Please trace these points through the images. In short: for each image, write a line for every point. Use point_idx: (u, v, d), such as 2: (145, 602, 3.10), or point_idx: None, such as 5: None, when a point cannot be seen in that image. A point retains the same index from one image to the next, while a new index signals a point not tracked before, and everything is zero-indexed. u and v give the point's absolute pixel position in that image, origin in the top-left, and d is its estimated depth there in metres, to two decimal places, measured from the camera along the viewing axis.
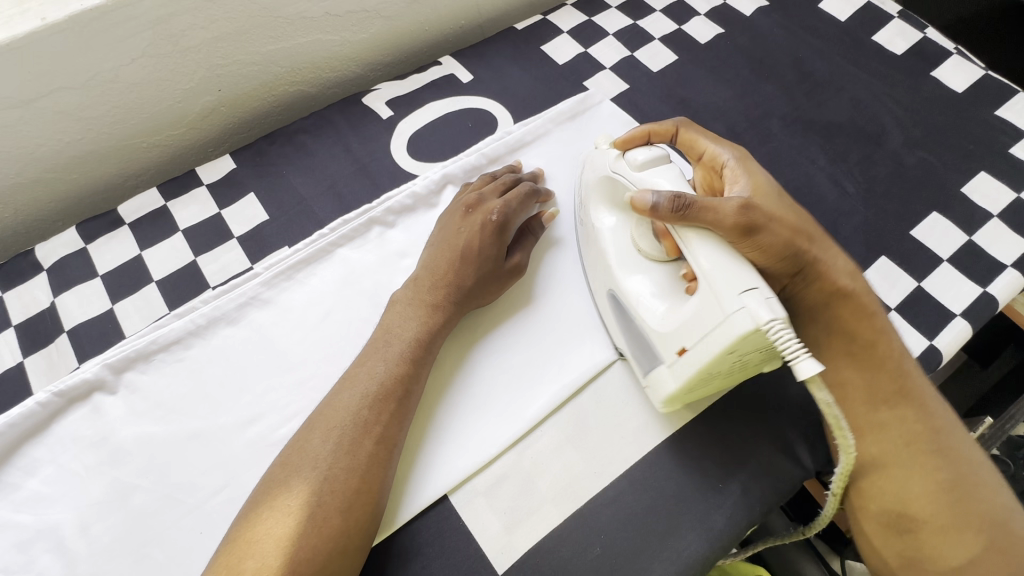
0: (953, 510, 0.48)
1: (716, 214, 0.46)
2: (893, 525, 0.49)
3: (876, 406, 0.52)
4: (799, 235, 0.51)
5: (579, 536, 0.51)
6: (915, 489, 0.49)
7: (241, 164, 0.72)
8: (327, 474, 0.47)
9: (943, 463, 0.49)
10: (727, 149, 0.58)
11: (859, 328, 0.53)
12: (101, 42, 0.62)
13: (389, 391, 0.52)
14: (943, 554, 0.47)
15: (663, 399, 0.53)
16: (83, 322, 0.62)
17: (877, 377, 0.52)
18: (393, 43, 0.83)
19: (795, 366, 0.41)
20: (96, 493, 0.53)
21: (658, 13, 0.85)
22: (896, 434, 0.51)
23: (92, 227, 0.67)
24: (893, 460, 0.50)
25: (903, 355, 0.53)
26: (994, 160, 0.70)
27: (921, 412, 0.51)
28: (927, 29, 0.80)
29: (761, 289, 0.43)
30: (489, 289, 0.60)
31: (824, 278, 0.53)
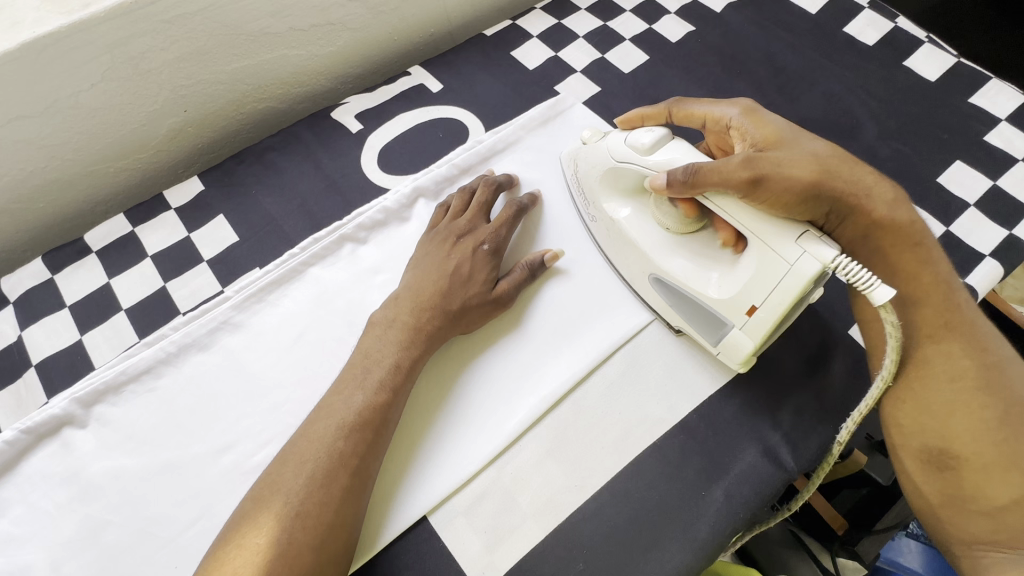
0: (1001, 449, 0.45)
1: (723, 176, 0.48)
2: (932, 461, 0.48)
3: (918, 339, 0.50)
4: (823, 175, 0.48)
5: (562, 551, 0.51)
6: (959, 427, 0.47)
7: (209, 185, 0.71)
8: (300, 511, 0.46)
9: (996, 404, 0.46)
10: (732, 108, 0.56)
11: (901, 261, 0.50)
12: (58, 69, 0.61)
13: (368, 421, 0.51)
14: (986, 491, 0.45)
15: (740, 361, 0.54)
16: (52, 355, 0.61)
17: (918, 312, 0.50)
18: (362, 55, 0.82)
19: (870, 295, 0.42)
20: (67, 531, 0.52)
21: (628, 13, 0.84)
22: (939, 371, 0.48)
23: (58, 257, 0.66)
24: (940, 400, 0.48)
25: (949, 284, 0.50)
26: (970, 149, 0.70)
27: (970, 346, 0.48)
28: (898, 19, 0.79)
29: (812, 232, 0.46)
30: (477, 317, 0.59)
31: (859, 213, 0.49)
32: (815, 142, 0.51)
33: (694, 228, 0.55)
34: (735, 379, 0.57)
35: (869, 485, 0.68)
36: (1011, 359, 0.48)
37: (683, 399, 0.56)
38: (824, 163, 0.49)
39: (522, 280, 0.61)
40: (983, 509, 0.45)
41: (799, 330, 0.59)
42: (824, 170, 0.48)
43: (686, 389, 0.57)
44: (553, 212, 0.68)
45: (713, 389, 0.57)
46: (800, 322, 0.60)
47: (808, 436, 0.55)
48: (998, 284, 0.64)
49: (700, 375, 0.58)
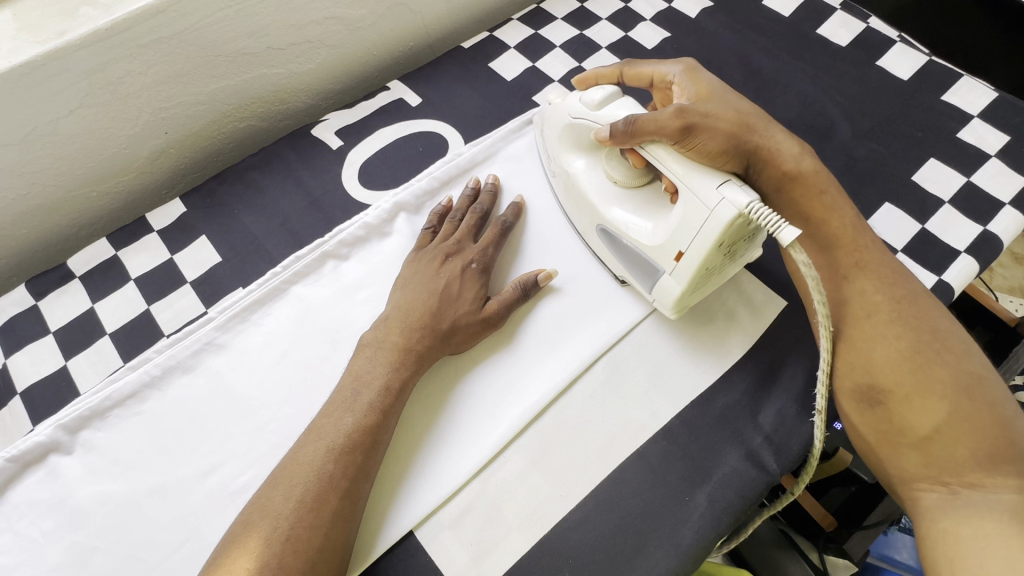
0: (919, 377, 0.48)
1: (658, 124, 0.53)
2: (864, 399, 0.50)
3: (838, 280, 0.54)
4: (742, 131, 0.56)
5: (547, 561, 0.51)
6: (884, 363, 0.49)
7: (191, 207, 0.71)
8: (290, 535, 0.46)
9: (909, 335, 0.49)
10: (675, 67, 0.61)
11: (812, 208, 0.56)
12: (35, 96, 0.61)
13: (359, 442, 0.51)
14: (912, 420, 0.47)
15: (672, 306, 0.56)
16: (37, 382, 0.61)
17: (834, 253, 0.55)
18: (341, 71, 0.83)
19: (777, 235, 0.45)
20: (55, 558, 0.52)
21: (604, 22, 0.85)
22: (859, 308, 0.52)
23: (42, 284, 0.67)
24: (864, 334, 0.51)
25: (857, 228, 0.56)
26: (944, 147, 0.70)
27: (880, 282, 0.52)
28: (870, 19, 0.80)
29: (733, 181, 0.49)
30: (468, 337, 0.59)
31: (772, 163, 0.57)
32: (738, 103, 0.58)
33: (639, 181, 0.59)
34: (715, 384, 0.58)
35: (858, 482, 0.68)
36: (916, 291, 0.53)
37: (665, 403, 0.57)
38: (742, 120, 0.56)
39: (512, 299, 0.61)
40: (913, 442, 0.48)
41: (777, 332, 0.60)
42: (743, 125, 0.56)
43: (668, 394, 0.57)
44: (531, 222, 0.68)
45: (694, 394, 0.57)
46: (779, 325, 0.60)
47: (790, 438, 0.55)
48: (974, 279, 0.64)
49: (681, 378, 0.58)
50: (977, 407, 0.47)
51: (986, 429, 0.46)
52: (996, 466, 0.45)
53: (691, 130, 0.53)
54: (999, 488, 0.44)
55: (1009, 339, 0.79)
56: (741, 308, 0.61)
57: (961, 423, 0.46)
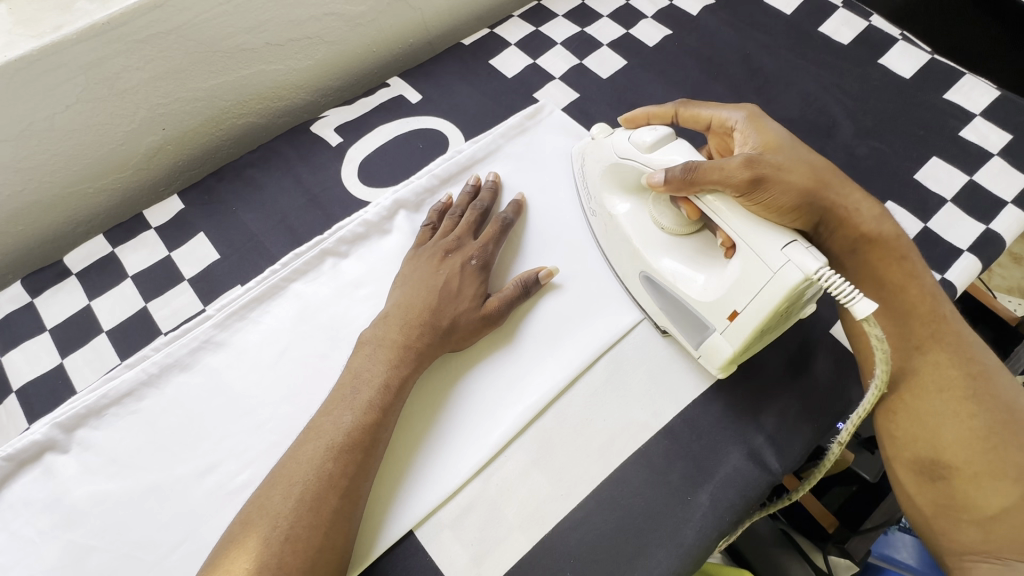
0: (989, 458, 0.46)
1: (723, 173, 0.50)
2: (925, 472, 0.49)
3: (909, 350, 0.52)
4: (814, 188, 0.53)
5: (548, 561, 0.51)
6: (952, 439, 0.47)
7: (188, 203, 0.71)
8: (290, 535, 0.45)
9: (985, 413, 0.47)
10: (738, 112, 0.58)
11: (888, 273, 0.54)
12: (31, 92, 0.60)
13: (358, 440, 0.50)
14: (977, 502, 0.46)
15: (719, 366, 0.54)
16: (32, 380, 0.61)
17: (907, 322, 0.53)
18: (340, 67, 0.82)
19: (852, 307, 0.42)
20: (51, 558, 0.52)
21: (605, 19, 0.84)
22: (928, 380, 0.50)
23: (38, 280, 0.66)
24: (930, 408, 0.49)
25: (935, 296, 0.53)
26: (946, 145, 0.70)
27: (957, 356, 0.50)
28: (871, 17, 0.80)
29: (800, 242, 0.46)
30: (470, 333, 0.58)
31: (846, 224, 0.55)
32: (811, 154, 0.55)
33: (689, 230, 0.56)
34: (718, 382, 0.57)
35: (858, 481, 0.69)
36: (998, 370, 0.50)
37: (666, 403, 0.57)
38: (817, 175, 0.54)
39: (515, 296, 0.60)
40: (975, 519, 0.46)
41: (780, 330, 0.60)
42: (819, 180, 0.53)
43: (671, 393, 0.57)
44: (534, 219, 0.68)
45: (697, 393, 0.57)
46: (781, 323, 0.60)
47: (793, 437, 0.55)
48: (977, 278, 0.64)
49: (683, 377, 0.58)
50: None
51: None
52: None
53: (759, 182, 0.50)
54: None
55: (1009, 338, 0.79)
56: None
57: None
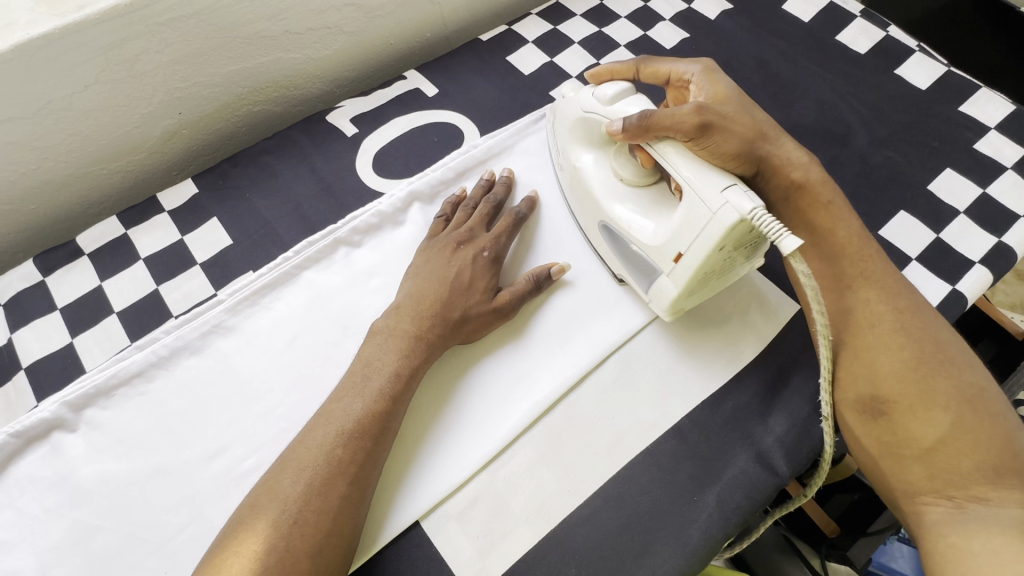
0: (921, 386, 0.48)
1: (676, 119, 0.52)
2: (867, 411, 0.50)
3: (842, 290, 0.54)
4: (756, 138, 0.56)
5: (553, 556, 0.51)
6: (888, 374, 0.49)
7: (202, 188, 0.71)
8: (299, 519, 0.45)
9: (911, 344, 0.50)
10: (693, 65, 0.60)
11: (816, 218, 0.56)
12: (50, 70, 0.60)
13: (371, 429, 0.51)
14: (915, 433, 0.47)
15: (667, 309, 0.56)
16: (42, 358, 0.60)
17: (839, 263, 0.55)
18: (357, 58, 0.82)
19: (777, 243, 0.43)
20: (56, 536, 0.52)
21: (624, 20, 0.84)
22: (860, 317, 0.52)
23: (50, 259, 0.66)
24: (866, 343, 0.51)
25: (862, 237, 0.56)
26: (960, 157, 0.70)
27: (883, 292, 0.53)
28: (889, 28, 0.80)
29: (739, 186, 0.48)
30: (480, 326, 0.58)
31: (779, 171, 0.57)
32: (755, 111, 0.58)
33: (646, 181, 0.59)
34: (727, 383, 0.58)
35: (861, 491, 0.68)
36: (918, 302, 0.53)
37: (674, 402, 0.57)
38: (759, 126, 0.57)
39: (524, 290, 0.60)
40: (916, 454, 0.47)
41: (790, 334, 0.60)
42: (757, 132, 0.56)
43: (680, 394, 0.57)
44: (546, 216, 0.68)
45: (705, 394, 0.57)
46: (792, 328, 0.60)
47: (801, 441, 0.55)
48: (988, 290, 0.64)
49: (691, 378, 0.58)
50: (981, 419, 0.47)
51: (991, 442, 0.46)
52: (1001, 479, 0.45)
53: (707, 128, 0.53)
54: (1004, 503, 0.44)
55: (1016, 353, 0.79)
56: (754, 309, 0.61)
57: (965, 435, 0.46)
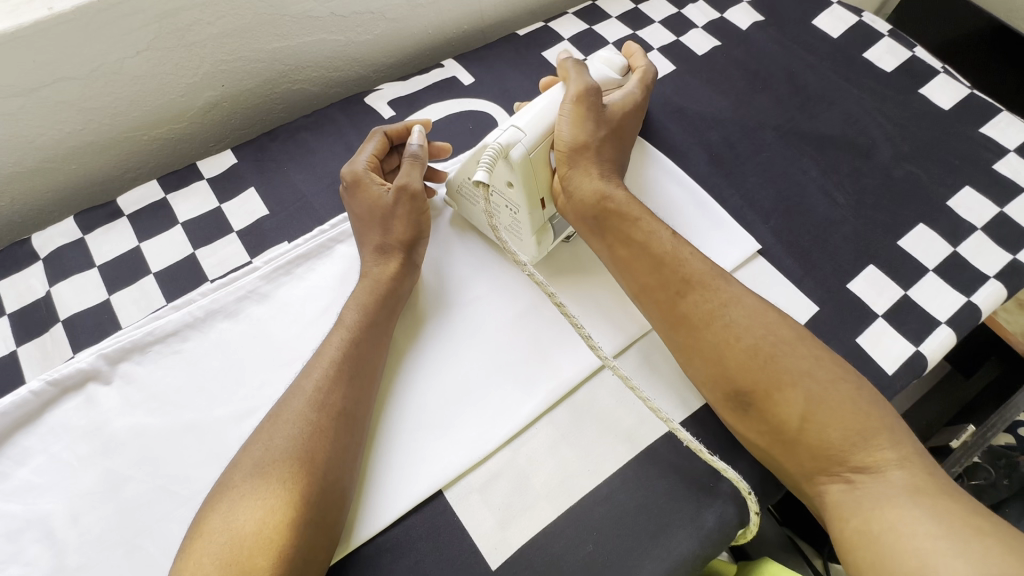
0: (765, 368, 0.50)
1: (578, 78, 0.60)
2: (738, 404, 0.51)
3: (671, 296, 0.55)
4: (578, 147, 0.59)
5: (572, 532, 0.52)
6: (736, 365, 0.51)
7: (242, 159, 0.72)
8: (282, 453, 0.48)
9: (748, 333, 0.52)
10: (634, 86, 0.66)
11: (632, 234, 0.58)
12: (106, 34, 0.61)
13: (333, 364, 0.54)
14: (784, 417, 0.49)
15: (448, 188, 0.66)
16: (79, 312, 0.62)
17: (663, 273, 0.56)
18: (396, 45, 0.84)
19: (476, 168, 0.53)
20: (88, 483, 0.53)
21: (657, 24, 0.87)
22: (696, 319, 0.53)
23: (90, 218, 0.67)
24: (707, 343, 0.53)
25: (676, 246, 0.57)
26: (979, 176, 0.72)
27: (709, 292, 0.54)
28: (915, 48, 0.83)
29: (520, 134, 0.55)
30: (403, 226, 0.61)
31: (585, 193, 0.59)
32: (612, 149, 0.62)
33: None
34: None
35: None
36: (741, 293, 0.55)
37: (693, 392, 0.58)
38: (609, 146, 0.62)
39: (409, 165, 0.61)
40: (794, 437, 0.48)
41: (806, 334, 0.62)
42: (592, 149, 0.59)
43: None
44: None
45: None
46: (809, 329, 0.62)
47: None
48: (1001, 304, 0.66)
49: None
50: (837, 390, 0.49)
51: (858, 408, 0.48)
52: (870, 441, 0.47)
53: (581, 102, 0.59)
54: (886, 468, 0.46)
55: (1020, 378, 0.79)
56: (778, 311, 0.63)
57: (829, 408, 0.48)
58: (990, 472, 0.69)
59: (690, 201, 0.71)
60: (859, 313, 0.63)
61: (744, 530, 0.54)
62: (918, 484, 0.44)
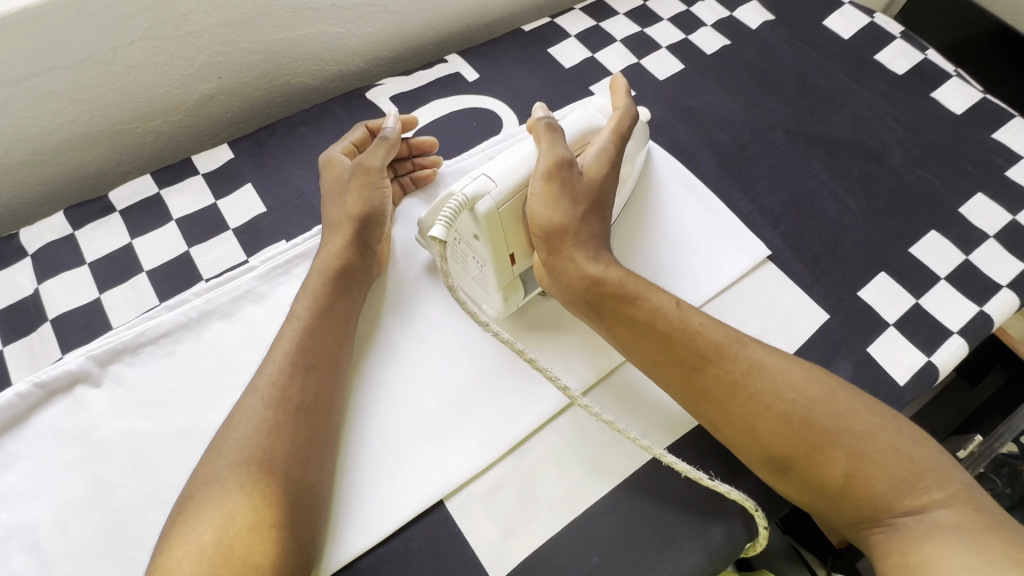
0: (799, 432, 0.47)
1: (547, 148, 0.54)
2: (776, 466, 0.48)
3: (691, 372, 0.51)
4: (555, 231, 0.54)
5: (576, 545, 0.51)
6: (768, 433, 0.48)
7: (239, 154, 0.70)
8: (241, 456, 0.46)
9: (777, 401, 0.49)
10: (608, 137, 0.58)
11: (635, 311, 0.53)
12: (98, 21, 0.59)
13: (292, 363, 0.51)
14: (826, 473, 0.46)
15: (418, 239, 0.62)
16: (69, 311, 0.60)
17: (673, 352, 0.52)
18: (398, 39, 0.82)
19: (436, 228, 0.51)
20: (76, 490, 0.51)
21: (666, 22, 0.85)
22: (717, 389, 0.50)
23: (80, 213, 0.65)
24: (731, 413, 0.50)
25: (682, 312, 0.54)
26: (991, 182, 0.71)
27: (723, 361, 0.51)
28: (927, 51, 0.81)
29: (486, 181, 0.52)
30: (358, 201, 0.59)
31: (581, 270, 0.54)
32: (594, 217, 0.57)
33: None
34: None
35: None
36: (764, 355, 0.51)
37: None
38: (592, 207, 0.57)
39: (374, 144, 0.59)
40: (837, 492, 0.46)
41: (816, 342, 0.61)
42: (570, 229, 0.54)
43: None
44: None
45: None
46: (819, 336, 0.61)
47: None
48: (1014, 314, 0.65)
49: None
50: (871, 448, 0.46)
51: (901, 457, 0.46)
52: (914, 488, 0.45)
53: (554, 178, 0.53)
54: (931, 509, 0.44)
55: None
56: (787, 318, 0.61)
57: (866, 459, 0.46)
58: (994, 482, 0.70)
59: (704, 210, 0.69)
60: (870, 321, 0.62)
61: (752, 543, 0.52)
62: (963, 519, 0.44)
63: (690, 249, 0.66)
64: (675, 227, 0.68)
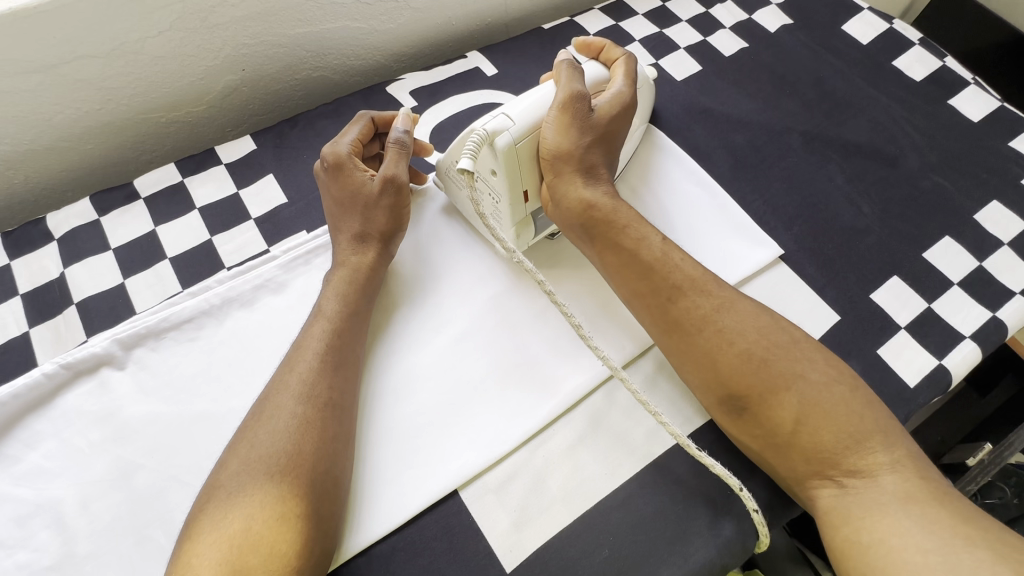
0: (756, 367, 0.50)
1: (565, 82, 0.57)
2: (731, 409, 0.51)
3: (665, 304, 0.54)
4: (562, 156, 0.56)
5: (588, 537, 0.51)
6: (727, 369, 0.50)
7: (261, 145, 0.71)
8: (269, 448, 0.47)
9: (740, 337, 0.51)
10: (621, 84, 0.60)
11: (621, 239, 0.56)
12: (128, 12, 0.60)
13: (317, 357, 0.53)
14: (776, 414, 0.48)
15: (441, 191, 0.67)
16: (94, 295, 0.61)
17: (652, 282, 0.54)
18: (419, 35, 0.82)
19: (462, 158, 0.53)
20: (99, 470, 0.52)
21: (685, 23, 0.85)
22: (688, 322, 0.52)
23: (106, 200, 0.66)
24: (698, 347, 0.52)
25: (666, 255, 0.56)
26: (1006, 190, 0.71)
27: (697, 296, 0.53)
28: (946, 58, 0.82)
29: (503, 116, 0.55)
30: (387, 217, 0.60)
31: (574, 198, 0.57)
32: (598, 149, 0.59)
33: None
34: None
35: None
36: (733, 298, 0.54)
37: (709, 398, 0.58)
38: (598, 141, 0.58)
39: (398, 157, 0.60)
40: (786, 440, 0.48)
41: (828, 344, 0.61)
42: (578, 155, 0.57)
43: None
44: None
45: None
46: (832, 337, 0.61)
47: None
48: None
49: None
50: (825, 395, 0.48)
51: (847, 412, 0.48)
52: (860, 448, 0.46)
53: (568, 107, 0.56)
54: (879, 475, 0.45)
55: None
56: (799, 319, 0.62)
57: (818, 410, 0.48)
58: (1003, 490, 0.69)
59: (716, 210, 0.69)
60: (881, 323, 0.62)
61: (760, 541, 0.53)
62: (911, 490, 0.44)
63: (706, 246, 0.67)
64: (691, 226, 0.68)
